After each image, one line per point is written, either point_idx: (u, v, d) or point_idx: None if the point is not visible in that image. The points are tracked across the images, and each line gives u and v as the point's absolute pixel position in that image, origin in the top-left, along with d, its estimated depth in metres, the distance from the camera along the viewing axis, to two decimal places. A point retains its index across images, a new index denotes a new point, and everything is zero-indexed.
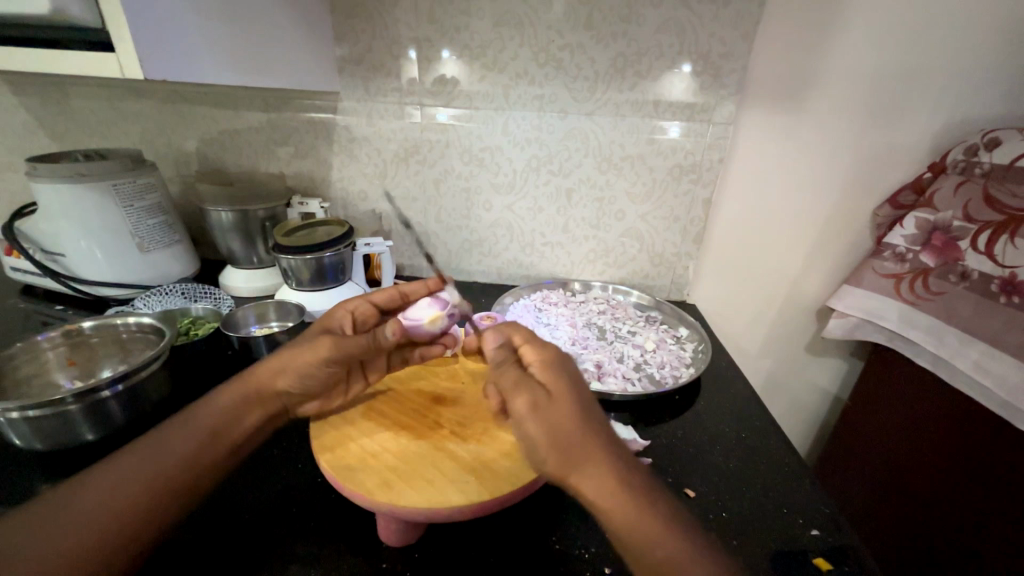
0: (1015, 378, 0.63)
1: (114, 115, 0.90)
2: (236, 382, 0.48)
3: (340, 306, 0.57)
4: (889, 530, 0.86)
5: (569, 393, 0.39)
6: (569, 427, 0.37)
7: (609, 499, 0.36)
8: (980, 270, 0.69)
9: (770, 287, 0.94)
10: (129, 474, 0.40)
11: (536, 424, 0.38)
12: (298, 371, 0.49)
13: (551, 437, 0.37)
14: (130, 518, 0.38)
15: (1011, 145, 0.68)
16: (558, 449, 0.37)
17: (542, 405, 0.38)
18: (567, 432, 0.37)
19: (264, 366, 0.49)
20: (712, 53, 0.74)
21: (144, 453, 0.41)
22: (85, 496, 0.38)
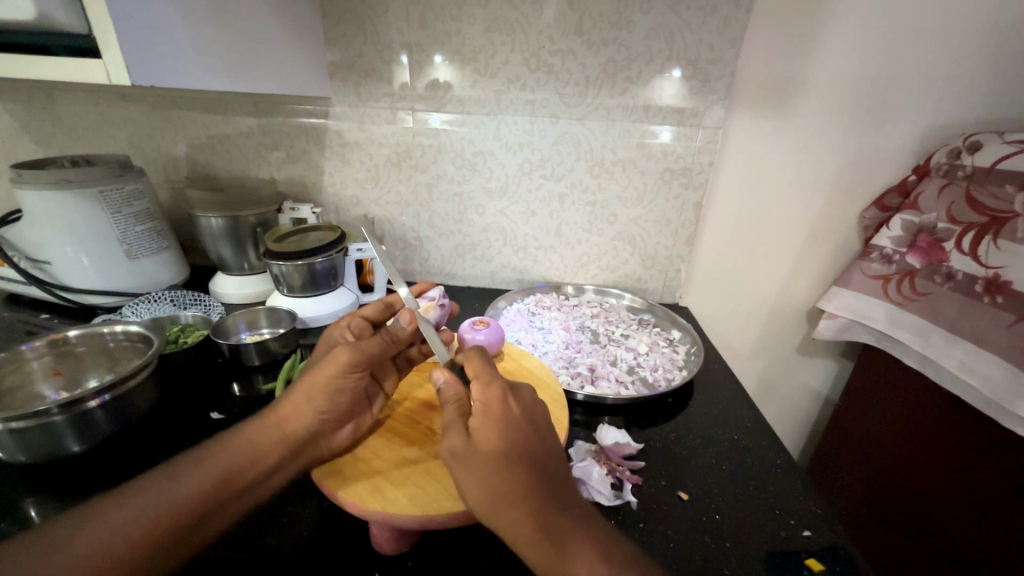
0: (1000, 376, 0.64)
1: (103, 121, 0.89)
2: (254, 421, 0.47)
3: (334, 327, 0.56)
4: (881, 530, 0.87)
5: (502, 443, 0.37)
6: (486, 479, 0.36)
7: (536, 549, 0.34)
8: (965, 270, 0.70)
9: (761, 289, 0.95)
10: (132, 510, 0.38)
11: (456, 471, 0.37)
12: (320, 396, 0.48)
13: (473, 489, 0.36)
14: (139, 557, 0.36)
15: (992, 148, 0.69)
16: (476, 500, 0.36)
17: (464, 451, 0.37)
18: (484, 484, 0.35)
19: (284, 400, 0.48)
20: (700, 58, 0.75)
21: (147, 489, 0.40)
22: (88, 530, 0.36)
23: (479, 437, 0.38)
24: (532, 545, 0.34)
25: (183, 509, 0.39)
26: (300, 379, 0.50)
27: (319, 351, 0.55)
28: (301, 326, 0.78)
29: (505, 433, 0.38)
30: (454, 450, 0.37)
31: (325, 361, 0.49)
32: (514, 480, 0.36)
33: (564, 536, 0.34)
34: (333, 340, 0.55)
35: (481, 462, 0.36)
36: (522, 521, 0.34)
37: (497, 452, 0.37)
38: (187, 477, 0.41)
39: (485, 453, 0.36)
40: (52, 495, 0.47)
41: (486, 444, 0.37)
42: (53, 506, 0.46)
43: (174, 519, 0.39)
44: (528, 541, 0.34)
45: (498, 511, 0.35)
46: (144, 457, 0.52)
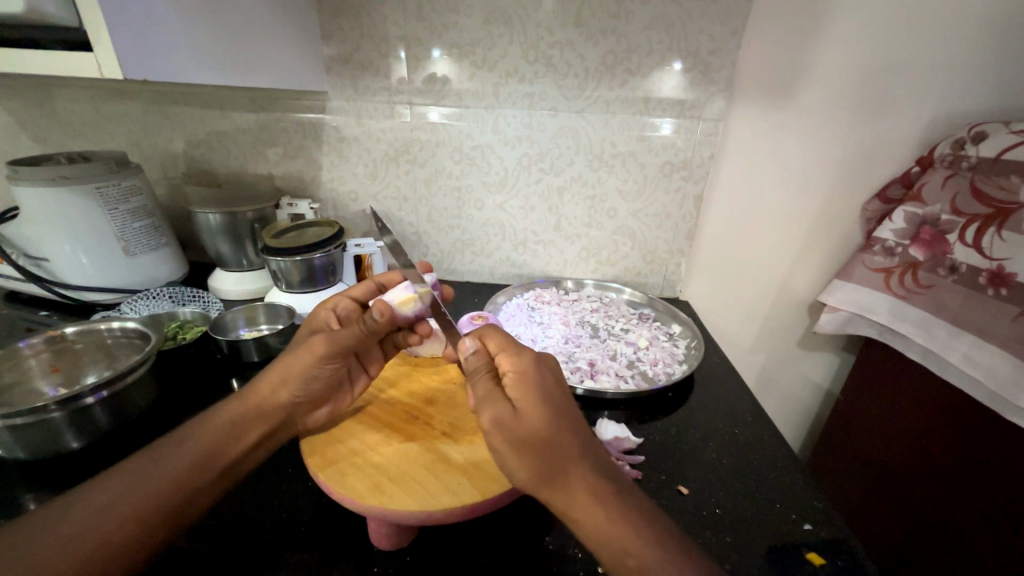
0: (1004, 369, 0.64)
1: (99, 117, 0.88)
2: (231, 401, 0.48)
3: (322, 307, 0.56)
4: (882, 523, 0.87)
5: (541, 413, 0.38)
6: (531, 451, 0.37)
7: (582, 510, 0.36)
8: (969, 263, 0.70)
9: (762, 283, 0.94)
10: (116, 491, 0.39)
11: (499, 443, 0.38)
12: (299, 379, 0.49)
13: (519, 459, 0.37)
14: (124, 535, 0.37)
15: (998, 138, 0.68)
16: (520, 468, 0.37)
17: (507, 425, 0.38)
18: (528, 456, 0.37)
19: (261, 382, 0.49)
20: (701, 49, 0.74)
21: (129, 470, 0.40)
22: (73, 513, 0.37)
23: (521, 411, 0.38)
24: (573, 509, 0.36)
25: (165, 487, 0.40)
26: (278, 363, 0.50)
27: (301, 332, 0.55)
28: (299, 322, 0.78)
29: (546, 405, 0.38)
30: (497, 423, 0.38)
31: (301, 349, 0.50)
32: (556, 448, 0.37)
33: (602, 502, 0.36)
34: (315, 322, 0.55)
35: (526, 435, 0.37)
36: (565, 488, 0.36)
37: (540, 425, 0.37)
38: (168, 457, 0.42)
39: (529, 427, 0.37)
40: (51, 492, 0.47)
41: (529, 417, 0.38)
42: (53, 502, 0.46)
43: (157, 499, 0.39)
44: (571, 505, 0.36)
45: (543, 479, 0.37)
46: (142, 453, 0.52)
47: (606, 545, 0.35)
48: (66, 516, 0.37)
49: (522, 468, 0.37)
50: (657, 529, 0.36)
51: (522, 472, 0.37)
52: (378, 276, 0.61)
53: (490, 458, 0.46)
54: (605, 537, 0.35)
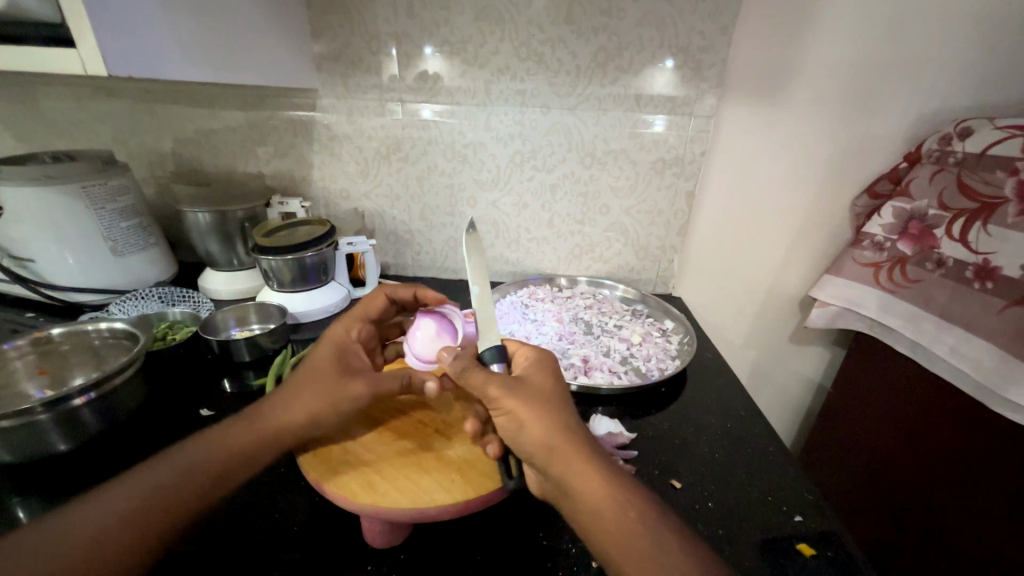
0: (990, 361, 0.65)
1: (85, 116, 0.87)
2: (247, 422, 0.45)
3: (339, 325, 0.55)
4: (873, 515, 0.88)
5: (547, 386, 0.44)
6: (542, 410, 0.41)
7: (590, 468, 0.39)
8: (956, 257, 0.71)
9: (755, 278, 0.95)
10: (117, 510, 0.37)
11: (515, 404, 0.41)
12: (316, 397, 0.47)
13: (535, 418, 0.40)
14: (128, 557, 0.36)
15: (984, 134, 0.69)
16: (534, 428, 0.40)
17: (521, 388, 0.42)
18: (542, 414, 0.41)
19: (283, 405, 0.47)
20: (692, 46, 0.74)
21: (125, 485, 0.39)
22: (73, 532, 0.35)
23: (530, 380, 0.44)
24: (575, 468, 0.39)
25: (173, 509, 0.38)
26: (304, 389, 0.47)
27: (321, 352, 0.51)
28: (292, 322, 0.77)
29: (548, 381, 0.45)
30: (510, 387, 0.42)
31: (338, 384, 0.48)
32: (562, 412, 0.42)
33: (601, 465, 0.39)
34: (340, 346, 0.52)
35: (537, 397, 0.42)
36: (570, 447, 0.39)
37: (546, 390, 0.43)
38: (173, 476, 0.40)
39: (537, 391, 0.43)
40: (39, 495, 0.47)
41: (536, 385, 0.44)
42: (41, 506, 0.46)
43: (162, 519, 0.38)
44: (576, 463, 0.39)
45: (553, 437, 0.40)
46: (132, 455, 0.52)
47: (603, 503, 0.37)
48: (64, 536, 0.35)
49: (539, 425, 0.40)
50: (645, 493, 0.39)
51: (536, 431, 0.40)
52: (390, 290, 0.60)
53: (483, 456, 0.46)
54: (601, 498, 0.38)
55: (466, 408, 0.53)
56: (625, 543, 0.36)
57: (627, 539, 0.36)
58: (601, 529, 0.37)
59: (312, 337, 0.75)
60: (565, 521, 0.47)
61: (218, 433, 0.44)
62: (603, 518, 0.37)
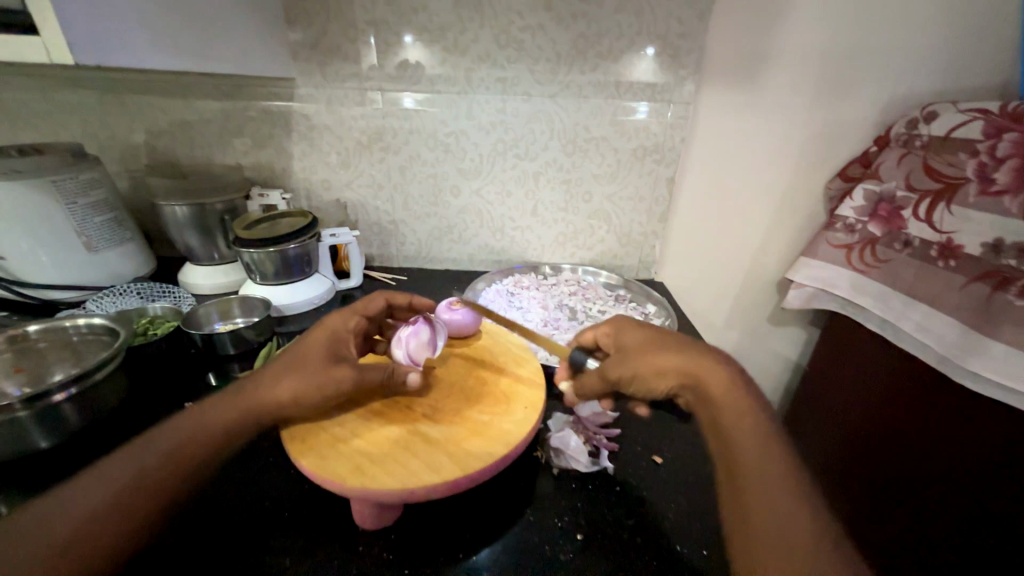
0: (952, 335, 0.68)
1: (51, 107, 0.84)
2: (231, 402, 0.45)
3: (334, 316, 0.56)
4: (847, 486, 0.92)
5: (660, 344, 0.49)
6: (680, 351, 0.47)
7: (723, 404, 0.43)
8: (921, 237, 0.74)
9: (734, 262, 0.98)
10: (101, 495, 0.37)
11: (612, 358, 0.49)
12: (299, 380, 0.47)
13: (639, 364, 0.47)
14: (107, 539, 0.36)
15: (947, 117, 0.72)
16: (669, 370, 0.45)
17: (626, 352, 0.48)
18: (671, 359, 0.46)
19: (266, 389, 0.46)
20: (670, 33, 0.75)
21: (109, 470, 0.39)
22: (60, 509, 0.36)
23: (629, 342, 0.50)
24: (724, 393, 0.43)
25: (157, 491, 0.39)
26: (287, 374, 0.47)
27: (311, 342, 0.51)
28: (276, 314, 0.77)
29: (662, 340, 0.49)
30: (627, 356, 0.47)
31: (323, 370, 0.47)
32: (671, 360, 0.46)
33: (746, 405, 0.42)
34: (332, 336, 0.52)
35: (647, 351, 0.47)
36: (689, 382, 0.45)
37: (654, 341, 0.49)
38: (157, 460, 0.40)
39: (652, 344, 0.48)
40: (22, 492, 0.46)
41: (633, 345, 0.49)
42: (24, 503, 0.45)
43: (146, 502, 0.38)
44: (720, 386, 0.44)
45: (696, 371, 0.45)
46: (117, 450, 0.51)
47: (734, 418, 0.42)
48: (48, 524, 0.35)
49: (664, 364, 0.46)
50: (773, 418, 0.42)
51: (670, 374, 0.45)
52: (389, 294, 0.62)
53: (469, 437, 0.47)
54: (743, 419, 0.42)
55: (452, 393, 0.54)
56: (749, 455, 0.39)
57: (754, 453, 0.39)
58: (738, 450, 0.40)
59: (296, 329, 0.75)
60: (551, 499, 0.48)
61: (202, 416, 0.44)
62: (742, 431, 0.41)
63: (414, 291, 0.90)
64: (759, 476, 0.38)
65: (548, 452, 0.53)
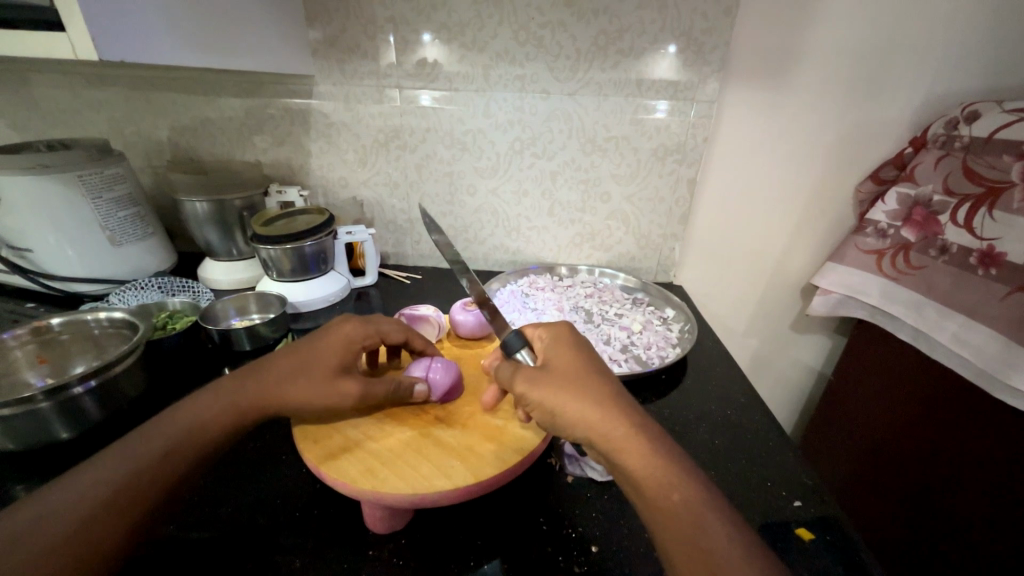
0: (993, 347, 0.64)
1: (79, 104, 0.86)
2: (239, 397, 0.45)
3: (352, 323, 0.52)
4: (873, 501, 0.88)
5: (582, 373, 0.44)
6: (604, 395, 0.42)
7: (636, 450, 0.39)
8: (959, 243, 0.70)
9: (756, 266, 0.94)
10: (95, 493, 0.37)
11: (541, 390, 0.42)
12: (305, 393, 0.46)
13: (562, 397, 0.42)
14: (111, 527, 0.36)
15: (990, 118, 0.68)
16: (575, 412, 0.41)
17: (547, 374, 0.43)
18: (583, 398, 0.41)
19: (268, 392, 0.46)
20: (694, 29, 0.73)
21: (102, 466, 0.38)
22: (70, 491, 0.37)
23: (561, 364, 0.45)
24: (631, 452, 0.39)
25: (152, 488, 0.38)
26: (295, 380, 0.46)
27: (320, 347, 0.49)
28: (292, 311, 0.77)
29: (585, 371, 0.44)
30: (543, 382, 0.43)
31: (328, 385, 0.46)
32: (587, 396, 0.42)
33: (658, 452, 0.39)
34: (346, 345, 0.50)
35: (573, 381, 0.43)
36: (609, 424, 0.40)
37: (585, 372, 0.44)
38: (152, 458, 0.39)
39: (581, 373, 0.43)
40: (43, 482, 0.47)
41: (563, 370, 0.44)
42: None
43: (142, 499, 0.37)
44: (623, 445, 0.39)
45: (610, 427, 0.40)
46: None
47: (660, 494, 0.37)
48: (40, 522, 0.35)
49: (586, 405, 0.41)
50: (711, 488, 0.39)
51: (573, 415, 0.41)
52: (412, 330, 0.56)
53: (481, 442, 0.46)
54: (668, 494, 0.37)
55: (464, 397, 0.53)
56: (676, 537, 0.35)
57: (685, 536, 0.35)
58: (668, 505, 0.37)
59: (311, 326, 0.75)
60: (566, 508, 0.47)
61: (202, 410, 0.44)
62: (664, 511, 0.37)
63: (428, 290, 0.89)
64: (687, 535, 0.35)
65: (562, 459, 0.52)
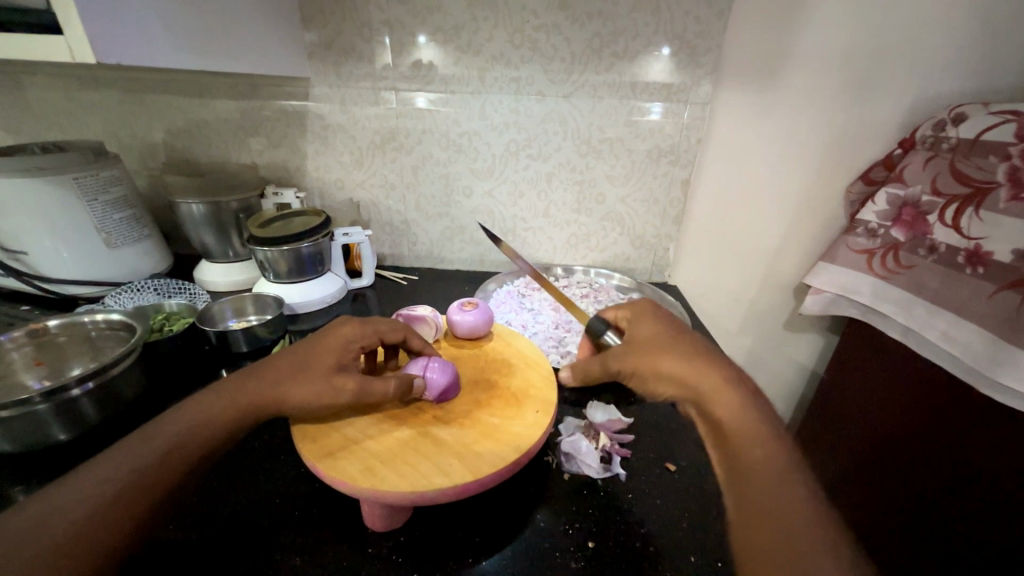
0: (980, 344, 0.66)
1: (74, 106, 0.85)
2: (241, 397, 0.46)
3: (350, 323, 0.53)
4: (866, 497, 0.89)
5: (667, 340, 0.46)
6: (694, 361, 0.44)
7: (728, 410, 0.40)
8: (948, 242, 0.71)
9: (749, 266, 0.96)
10: (98, 492, 0.37)
11: (633, 357, 0.45)
12: (301, 390, 0.46)
13: (651, 359, 0.44)
14: (114, 525, 0.36)
15: (976, 119, 0.69)
16: (667, 372, 0.44)
17: (631, 344, 0.46)
18: (675, 361, 0.44)
19: (268, 392, 0.46)
20: (687, 32, 0.74)
21: (101, 468, 0.38)
22: (73, 490, 0.37)
23: (647, 334, 0.47)
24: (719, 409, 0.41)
25: (153, 488, 0.38)
26: (293, 379, 0.47)
27: (318, 347, 0.50)
28: (288, 313, 0.77)
29: (672, 339, 0.46)
30: (631, 351, 0.46)
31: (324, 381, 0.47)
32: (676, 358, 0.44)
33: (748, 412, 0.40)
34: (343, 345, 0.51)
35: (657, 346, 0.45)
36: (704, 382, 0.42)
37: (672, 344, 0.46)
38: (154, 457, 0.40)
39: (667, 339, 0.46)
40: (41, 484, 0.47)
41: (650, 337, 0.47)
42: None
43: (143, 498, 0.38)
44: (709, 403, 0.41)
45: (703, 381, 0.42)
46: None
47: (747, 452, 0.38)
48: (39, 524, 0.34)
49: (678, 364, 0.43)
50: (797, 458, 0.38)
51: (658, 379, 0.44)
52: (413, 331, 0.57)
53: (479, 440, 0.46)
54: (753, 452, 0.38)
55: (461, 396, 0.53)
56: (756, 491, 0.36)
57: (764, 492, 0.35)
58: (753, 464, 0.37)
59: (308, 327, 0.75)
60: (562, 505, 0.47)
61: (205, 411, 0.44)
62: (752, 468, 0.37)
63: (425, 291, 0.90)
64: (772, 495, 0.35)
65: (559, 457, 0.53)
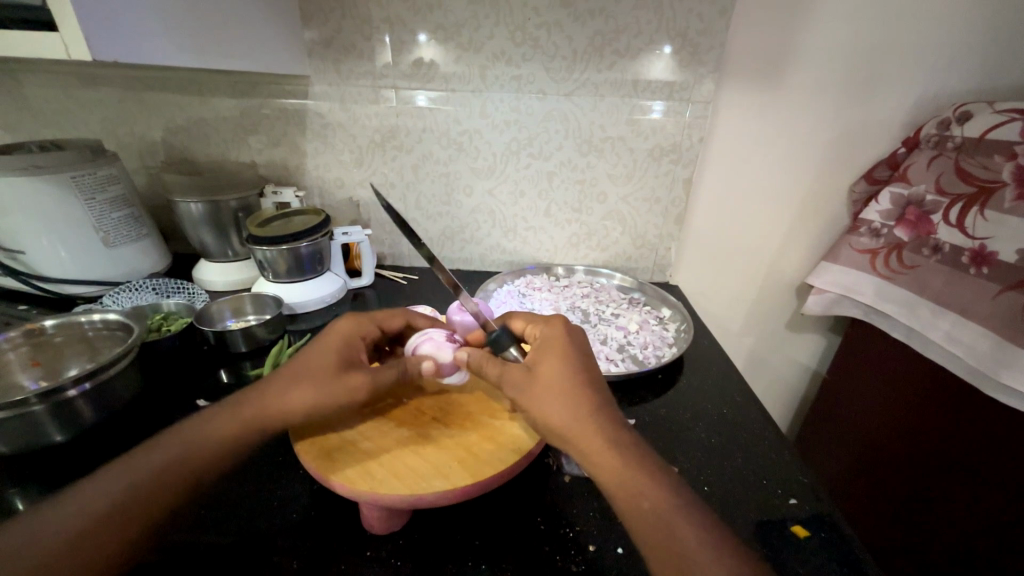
0: (985, 346, 0.65)
1: (72, 104, 0.85)
2: (245, 406, 0.45)
3: (347, 318, 0.53)
4: (868, 499, 0.89)
5: (564, 370, 0.43)
6: (590, 396, 0.42)
7: (618, 460, 0.39)
8: (951, 243, 0.71)
9: (751, 266, 0.95)
10: (98, 503, 0.37)
11: (530, 399, 0.43)
12: (309, 394, 0.45)
13: (544, 398, 0.42)
14: (121, 533, 0.36)
15: (982, 118, 0.68)
16: (552, 411, 0.41)
17: (531, 377, 0.43)
18: (559, 399, 0.42)
19: (271, 403, 0.45)
20: (690, 29, 0.73)
21: (105, 474, 0.39)
22: (72, 500, 0.37)
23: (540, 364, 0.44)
24: (604, 463, 0.39)
25: (152, 505, 0.37)
26: (297, 384, 0.46)
27: (315, 350, 0.49)
28: (288, 313, 0.77)
29: (572, 371, 0.44)
30: (529, 381, 0.43)
31: (331, 378, 0.46)
32: (569, 399, 0.42)
33: (630, 458, 0.40)
34: (342, 341, 0.50)
35: (545, 382, 0.43)
36: (595, 422, 0.41)
37: (578, 373, 0.44)
38: (151, 471, 0.39)
39: (567, 373, 0.43)
40: (37, 487, 0.47)
41: (544, 368, 0.44)
42: (40, 496, 0.46)
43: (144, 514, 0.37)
44: (592, 450, 0.40)
45: (575, 424, 0.41)
46: (129, 446, 0.52)
47: (631, 499, 0.38)
48: (38, 536, 0.34)
49: (554, 407, 0.41)
50: (683, 492, 0.39)
51: (558, 418, 0.41)
52: (412, 314, 0.58)
53: (480, 443, 0.46)
54: (639, 499, 0.38)
55: (462, 397, 0.53)
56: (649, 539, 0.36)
57: (656, 539, 0.36)
58: (643, 509, 0.37)
59: (308, 327, 0.75)
60: (563, 507, 0.47)
61: (203, 425, 0.43)
62: (640, 515, 0.37)
63: (425, 291, 0.89)
64: (663, 542, 0.36)
65: (560, 458, 0.52)
